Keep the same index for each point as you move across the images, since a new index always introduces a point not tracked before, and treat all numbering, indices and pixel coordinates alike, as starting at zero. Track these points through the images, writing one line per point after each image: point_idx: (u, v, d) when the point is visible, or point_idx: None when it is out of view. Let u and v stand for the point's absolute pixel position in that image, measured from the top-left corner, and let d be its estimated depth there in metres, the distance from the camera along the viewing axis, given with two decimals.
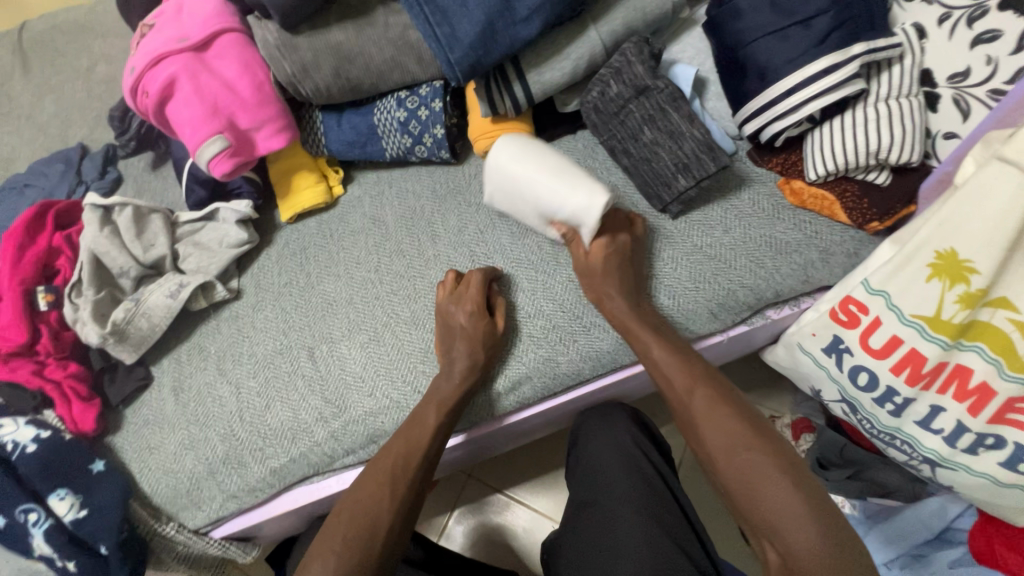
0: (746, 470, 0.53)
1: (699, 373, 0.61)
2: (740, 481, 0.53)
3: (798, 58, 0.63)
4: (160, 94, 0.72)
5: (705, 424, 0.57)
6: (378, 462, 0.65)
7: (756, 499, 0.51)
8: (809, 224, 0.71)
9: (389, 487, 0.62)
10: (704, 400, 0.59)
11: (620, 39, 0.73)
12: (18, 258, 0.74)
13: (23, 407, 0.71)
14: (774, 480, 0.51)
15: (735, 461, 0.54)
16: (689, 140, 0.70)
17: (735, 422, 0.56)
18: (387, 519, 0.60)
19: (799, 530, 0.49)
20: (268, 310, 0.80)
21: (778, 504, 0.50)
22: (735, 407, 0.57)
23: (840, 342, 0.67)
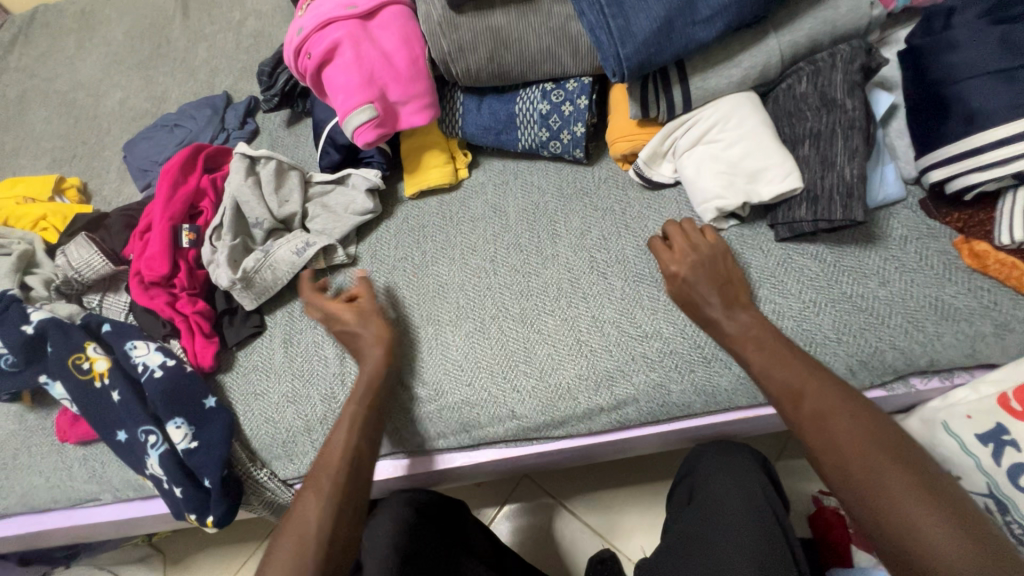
0: (874, 491, 0.48)
1: (805, 380, 0.56)
2: (868, 498, 0.49)
3: (1022, 105, 0.55)
4: (322, 58, 0.74)
5: (819, 432, 0.53)
6: (325, 467, 0.61)
7: (884, 515, 0.47)
8: (987, 292, 0.63)
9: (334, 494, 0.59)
10: (814, 410, 0.54)
11: (800, 56, 0.68)
12: (171, 195, 0.79)
13: (154, 333, 0.76)
14: (910, 496, 0.47)
15: (860, 477, 0.49)
16: (834, 175, 0.63)
17: (853, 436, 0.51)
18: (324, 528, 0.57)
19: (946, 554, 0.44)
20: (379, 284, 0.80)
21: (919, 526, 0.46)
22: (850, 415, 0.53)
23: (1003, 433, 0.60)
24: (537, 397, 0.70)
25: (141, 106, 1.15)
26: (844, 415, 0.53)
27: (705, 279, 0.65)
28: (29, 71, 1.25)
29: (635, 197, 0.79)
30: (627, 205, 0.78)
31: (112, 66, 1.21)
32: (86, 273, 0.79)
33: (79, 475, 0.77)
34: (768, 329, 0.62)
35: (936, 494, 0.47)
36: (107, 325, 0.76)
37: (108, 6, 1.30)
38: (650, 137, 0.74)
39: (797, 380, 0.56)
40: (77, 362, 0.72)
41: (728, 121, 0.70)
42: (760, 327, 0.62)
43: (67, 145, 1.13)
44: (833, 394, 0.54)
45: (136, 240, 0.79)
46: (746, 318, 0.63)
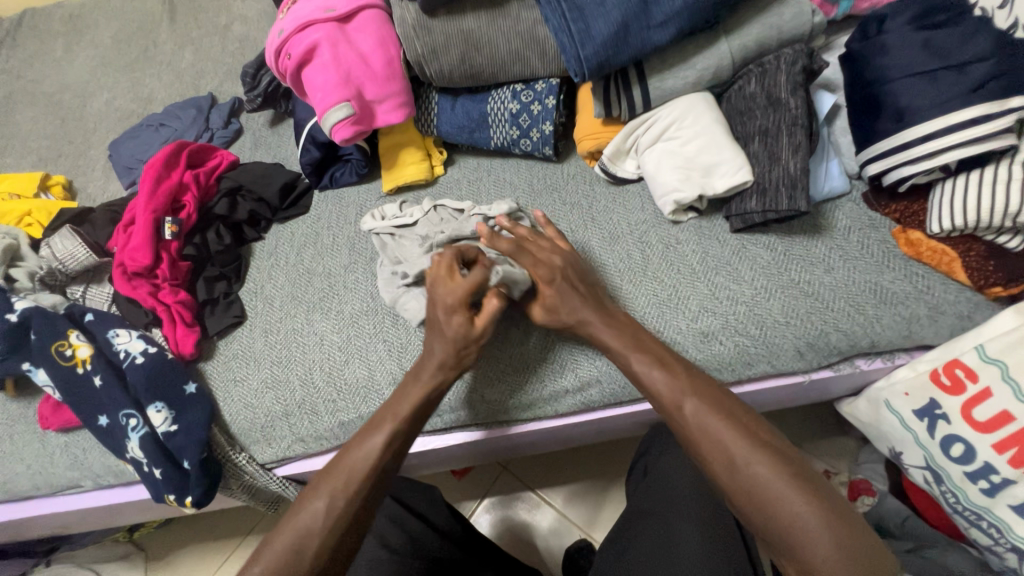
0: (752, 485, 0.52)
1: (685, 385, 0.59)
2: (747, 491, 0.52)
3: (945, 103, 0.60)
4: (300, 58, 0.77)
5: (701, 434, 0.56)
6: (349, 453, 0.61)
7: (761, 506, 0.51)
8: (921, 278, 0.68)
9: (352, 482, 0.59)
10: (699, 418, 0.57)
11: (750, 57, 0.73)
12: (155, 189, 0.82)
13: (137, 323, 0.80)
14: (784, 486, 0.51)
15: (740, 471, 0.53)
16: (781, 168, 0.68)
17: (732, 433, 0.55)
18: (329, 517, 0.57)
19: (813, 536, 0.48)
20: (358, 277, 0.84)
21: (795, 516, 0.49)
22: (727, 416, 0.56)
23: (935, 408, 0.64)
24: (504, 382, 0.73)
25: (128, 107, 1.18)
26: (723, 418, 0.56)
27: (573, 277, 0.70)
28: (17, 73, 1.27)
29: (601, 192, 0.83)
30: (593, 200, 0.82)
31: (99, 68, 1.24)
32: (70, 264, 0.82)
33: (60, 462, 0.79)
34: (644, 335, 0.65)
35: (805, 481, 0.52)
36: (90, 314, 0.78)
37: (96, 11, 1.32)
38: (614, 134, 0.79)
39: (679, 386, 0.59)
40: (60, 349, 0.75)
41: (685, 119, 0.74)
42: (643, 334, 0.66)
43: (53, 144, 1.16)
44: (710, 395, 0.59)
45: (121, 232, 0.82)
46: (619, 318, 0.67)
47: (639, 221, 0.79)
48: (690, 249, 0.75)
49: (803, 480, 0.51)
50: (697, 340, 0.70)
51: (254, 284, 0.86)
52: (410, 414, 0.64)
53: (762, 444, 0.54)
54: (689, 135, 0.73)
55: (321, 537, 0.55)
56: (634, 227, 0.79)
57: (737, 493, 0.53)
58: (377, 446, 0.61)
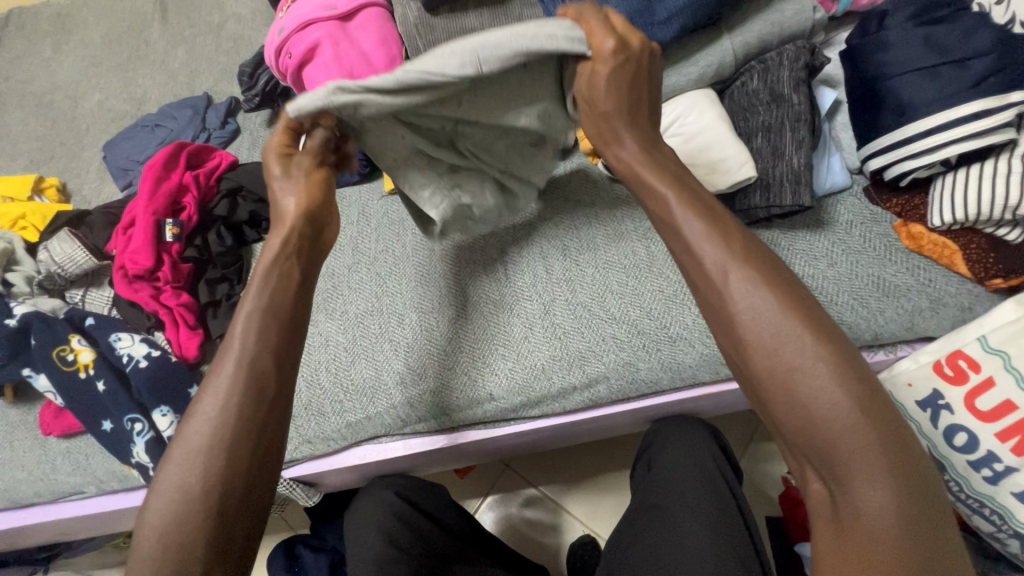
0: (793, 381, 0.38)
1: (725, 253, 0.42)
2: (783, 388, 0.39)
3: (946, 98, 0.61)
4: (302, 57, 0.77)
5: (744, 304, 0.40)
6: (210, 390, 0.46)
7: (798, 410, 0.38)
8: (922, 270, 0.69)
9: (246, 411, 0.45)
10: (745, 300, 0.41)
11: (752, 53, 0.73)
12: (154, 190, 0.81)
13: (139, 326, 0.79)
14: (836, 392, 0.37)
15: (780, 357, 0.39)
16: (784, 164, 0.69)
17: (776, 316, 0.40)
18: (209, 471, 0.43)
19: (860, 456, 0.36)
20: (364, 279, 0.83)
21: (837, 427, 0.37)
22: (782, 297, 0.40)
23: (938, 399, 0.64)
24: (514, 378, 0.73)
25: (121, 108, 1.16)
26: (780, 305, 0.40)
27: (625, 95, 0.51)
28: (5, 74, 1.25)
29: (605, 189, 0.83)
30: (597, 196, 0.83)
31: (90, 68, 1.22)
32: (69, 268, 0.81)
33: (63, 468, 0.78)
34: (685, 183, 0.48)
35: (863, 385, 0.38)
36: (90, 318, 0.77)
37: (85, 10, 1.30)
38: None
39: (730, 259, 0.42)
40: (61, 354, 0.74)
41: (689, 115, 0.74)
42: (678, 169, 0.50)
43: (45, 146, 1.14)
44: (764, 268, 0.42)
45: (120, 235, 0.81)
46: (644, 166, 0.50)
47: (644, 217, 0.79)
48: None
49: (864, 392, 0.38)
50: (703, 335, 0.71)
51: None
52: (271, 309, 0.49)
53: (822, 336, 0.39)
54: (693, 130, 0.73)
55: (206, 478, 0.43)
56: (639, 224, 0.79)
57: (770, 388, 0.39)
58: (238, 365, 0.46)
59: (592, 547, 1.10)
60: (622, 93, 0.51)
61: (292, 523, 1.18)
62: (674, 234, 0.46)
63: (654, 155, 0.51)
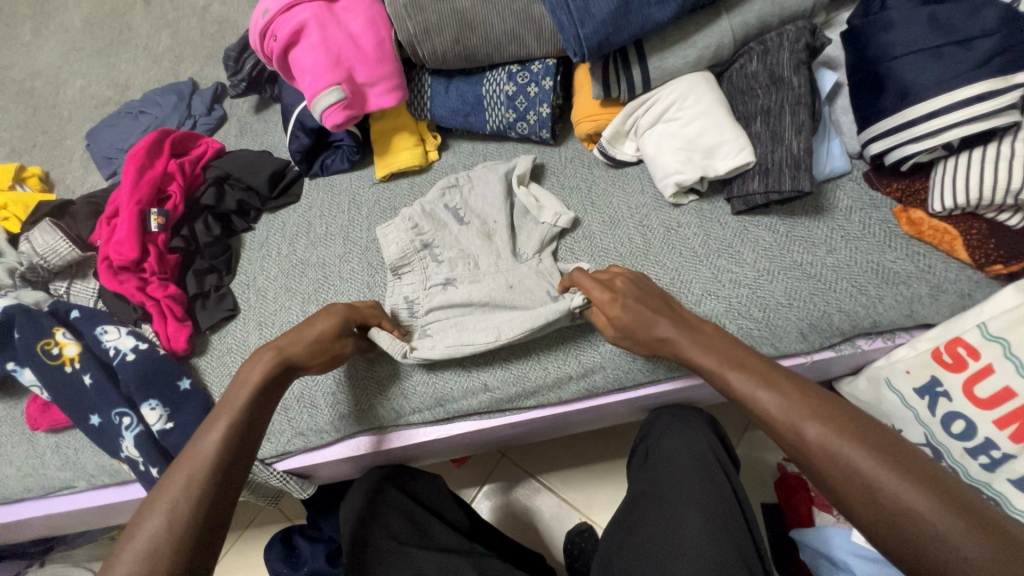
0: (912, 523, 0.44)
1: (790, 407, 0.52)
2: (871, 501, 0.46)
3: (949, 80, 0.60)
4: (288, 39, 0.75)
5: (827, 459, 0.49)
6: (178, 471, 0.55)
7: (904, 525, 0.44)
8: (922, 257, 0.68)
9: (198, 482, 0.53)
10: (822, 441, 0.49)
11: (751, 34, 0.72)
12: (138, 180, 0.79)
13: (126, 318, 0.77)
14: (969, 536, 0.42)
15: (871, 495, 0.46)
16: (784, 149, 0.67)
17: (850, 463, 0.48)
18: (170, 535, 0.50)
19: (951, 541, 0.43)
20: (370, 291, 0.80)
21: (963, 560, 0.42)
22: (865, 444, 0.48)
23: (937, 385, 0.64)
24: (507, 368, 0.73)
25: (104, 94, 1.13)
26: (827, 426, 0.50)
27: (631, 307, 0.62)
28: None
29: (600, 175, 0.81)
30: (592, 183, 0.81)
31: (70, 53, 1.18)
32: (51, 259, 0.79)
33: (52, 463, 0.77)
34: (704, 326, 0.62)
35: (955, 500, 0.45)
36: (76, 311, 0.76)
37: None
38: (612, 117, 0.77)
39: (797, 410, 0.52)
40: (46, 348, 0.72)
41: (685, 100, 0.73)
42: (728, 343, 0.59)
43: (26, 134, 1.11)
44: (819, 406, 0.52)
45: (104, 226, 0.79)
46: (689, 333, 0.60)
47: (639, 204, 0.78)
48: (692, 232, 0.74)
49: (921, 473, 0.46)
50: None
51: (246, 277, 0.84)
52: (261, 385, 0.62)
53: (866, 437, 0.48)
54: (690, 115, 0.72)
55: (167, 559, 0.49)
56: (634, 211, 0.78)
57: (877, 522, 0.46)
58: (217, 437, 0.57)
59: (590, 534, 1.10)
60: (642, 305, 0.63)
61: (288, 514, 1.18)
62: (722, 381, 0.57)
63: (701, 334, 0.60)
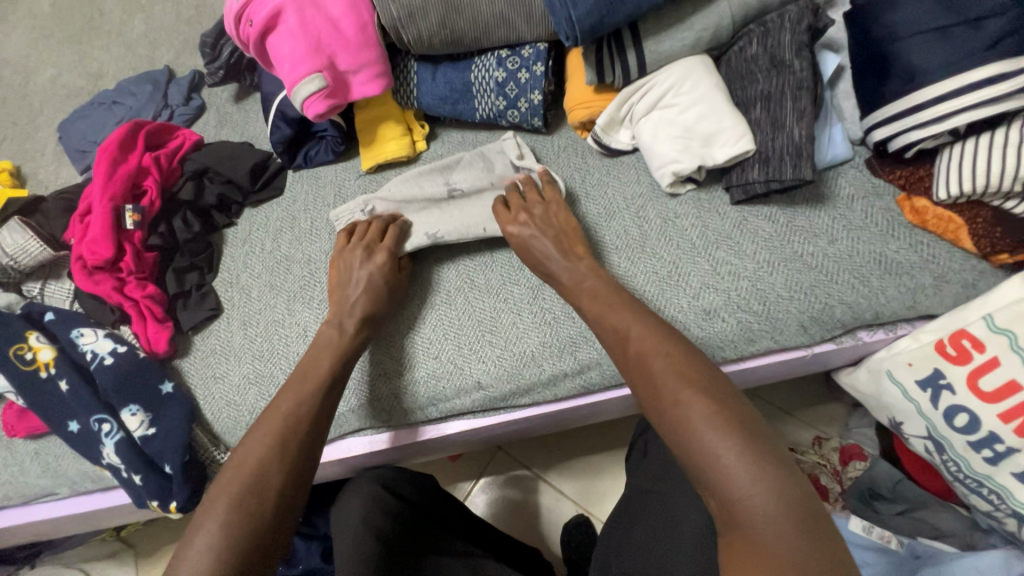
0: (689, 419, 0.49)
1: (632, 326, 0.58)
2: (681, 431, 0.49)
3: (957, 63, 0.57)
4: (264, 25, 0.71)
5: (652, 366, 0.53)
6: (259, 430, 0.58)
7: (702, 458, 0.47)
8: (926, 246, 0.66)
9: (289, 443, 0.57)
10: (654, 363, 0.54)
11: (751, 15, 0.69)
12: (111, 174, 0.75)
13: (103, 320, 0.74)
14: (727, 437, 0.46)
15: (674, 397, 0.50)
16: (784, 136, 0.65)
17: (662, 366, 0.53)
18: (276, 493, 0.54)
19: (735, 483, 0.44)
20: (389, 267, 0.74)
21: (720, 457, 0.46)
22: (673, 360, 0.53)
23: (940, 377, 0.63)
24: (502, 365, 0.70)
25: (75, 84, 1.07)
26: (668, 357, 0.54)
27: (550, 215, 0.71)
28: None
29: (595, 164, 0.79)
30: (586, 172, 0.78)
31: (36, 39, 1.10)
32: (21, 260, 0.75)
33: (32, 471, 0.74)
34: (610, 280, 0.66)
35: (738, 418, 0.48)
36: (51, 314, 0.73)
37: None
38: (607, 103, 0.74)
39: (637, 329, 0.57)
40: (19, 353, 0.70)
41: (683, 85, 0.70)
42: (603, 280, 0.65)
43: None
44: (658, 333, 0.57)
45: (77, 223, 0.75)
46: (580, 266, 0.66)
47: (636, 194, 0.75)
48: (689, 223, 0.72)
49: (732, 411, 0.48)
50: (700, 317, 0.68)
51: (228, 275, 0.81)
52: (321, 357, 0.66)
53: (706, 378, 0.51)
54: (688, 100, 0.69)
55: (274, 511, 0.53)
56: (631, 202, 0.75)
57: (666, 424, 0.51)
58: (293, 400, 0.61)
59: (588, 526, 1.09)
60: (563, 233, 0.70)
61: None
62: (592, 303, 0.62)
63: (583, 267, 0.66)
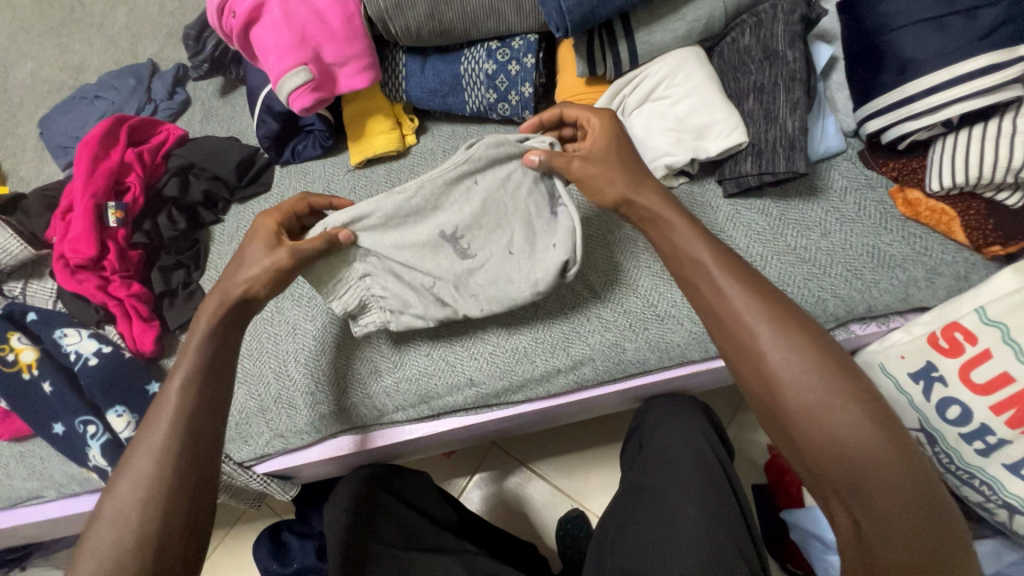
0: (834, 425, 0.44)
1: (758, 309, 0.48)
2: (818, 435, 0.44)
3: (951, 53, 0.57)
4: (247, 16, 0.69)
5: (784, 360, 0.46)
6: (148, 430, 0.50)
7: (852, 473, 0.43)
8: (918, 239, 0.66)
9: (167, 440, 0.49)
10: (777, 351, 0.46)
11: (744, 6, 0.68)
12: (92, 171, 0.74)
13: (86, 321, 0.72)
14: (882, 447, 0.43)
15: (815, 400, 0.44)
16: (778, 128, 0.64)
17: (803, 364, 0.45)
18: (146, 492, 0.47)
19: (889, 506, 0.42)
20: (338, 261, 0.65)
21: (877, 467, 0.43)
22: (815, 350, 0.46)
23: (932, 369, 0.62)
24: (494, 362, 0.70)
25: (56, 78, 1.05)
26: (808, 349, 0.46)
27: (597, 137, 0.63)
28: None
29: None
30: None
31: (15, 32, 1.07)
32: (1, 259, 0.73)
33: (17, 473, 0.73)
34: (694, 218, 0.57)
35: (887, 422, 0.44)
36: (33, 314, 0.72)
37: None
38: (598, 95, 0.73)
39: (759, 311, 0.48)
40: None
41: (675, 77, 0.69)
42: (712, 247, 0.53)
43: None
44: (792, 318, 0.48)
45: (58, 221, 0.74)
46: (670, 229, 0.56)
47: None
48: None
49: (878, 411, 0.44)
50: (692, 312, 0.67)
51: (216, 272, 0.80)
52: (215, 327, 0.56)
53: (851, 376, 0.45)
54: (680, 92, 0.69)
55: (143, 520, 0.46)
56: None
57: (804, 429, 0.45)
58: (178, 388, 0.52)
59: (583, 521, 1.10)
60: (608, 143, 0.62)
61: (276, 510, 1.15)
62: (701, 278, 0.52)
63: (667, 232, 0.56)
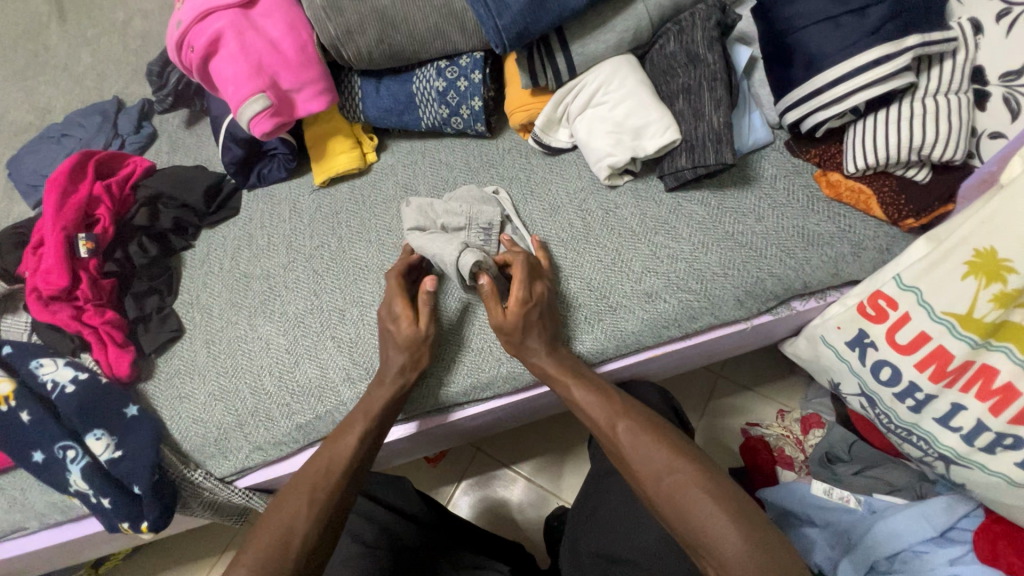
0: (675, 493, 0.55)
1: (614, 408, 0.63)
2: (673, 505, 0.55)
3: (847, 48, 0.63)
4: (205, 50, 0.73)
5: (633, 450, 0.60)
6: (295, 488, 0.61)
7: (691, 523, 0.53)
8: (843, 217, 0.72)
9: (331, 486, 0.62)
10: (628, 440, 0.60)
11: (667, 14, 0.74)
12: (61, 205, 0.76)
13: (63, 349, 0.75)
14: (709, 502, 0.53)
15: (658, 479, 0.57)
16: (706, 124, 0.69)
17: (654, 447, 0.59)
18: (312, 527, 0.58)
19: (725, 536, 0.51)
20: (357, 279, 0.79)
21: (709, 520, 0.52)
22: (656, 439, 0.59)
23: (864, 337, 0.68)
24: (462, 361, 0.73)
25: (23, 120, 1.07)
26: (651, 434, 0.60)
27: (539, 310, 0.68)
28: None
29: (538, 163, 0.83)
30: (530, 172, 0.82)
31: None
32: None
33: None
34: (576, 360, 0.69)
35: (716, 483, 0.55)
36: (8, 347, 0.73)
37: None
38: (543, 105, 0.78)
39: (613, 411, 0.63)
40: None
41: (611, 83, 0.75)
42: (577, 362, 0.68)
43: None
44: (636, 415, 0.63)
45: (29, 256, 0.76)
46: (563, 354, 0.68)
47: (577, 189, 0.79)
48: (628, 213, 0.76)
49: (702, 471, 0.56)
50: (642, 301, 0.72)
51: (189, 296, 0.82)
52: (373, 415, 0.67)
53: (686, 455, 0.58)
54: (615, 96, 0.74)
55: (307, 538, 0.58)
56: (573, 196, 0.79)
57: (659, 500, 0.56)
58: (354, 440, 0.65)
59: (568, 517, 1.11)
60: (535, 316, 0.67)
61: None
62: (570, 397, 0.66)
63: (558, 355, 0.67)
